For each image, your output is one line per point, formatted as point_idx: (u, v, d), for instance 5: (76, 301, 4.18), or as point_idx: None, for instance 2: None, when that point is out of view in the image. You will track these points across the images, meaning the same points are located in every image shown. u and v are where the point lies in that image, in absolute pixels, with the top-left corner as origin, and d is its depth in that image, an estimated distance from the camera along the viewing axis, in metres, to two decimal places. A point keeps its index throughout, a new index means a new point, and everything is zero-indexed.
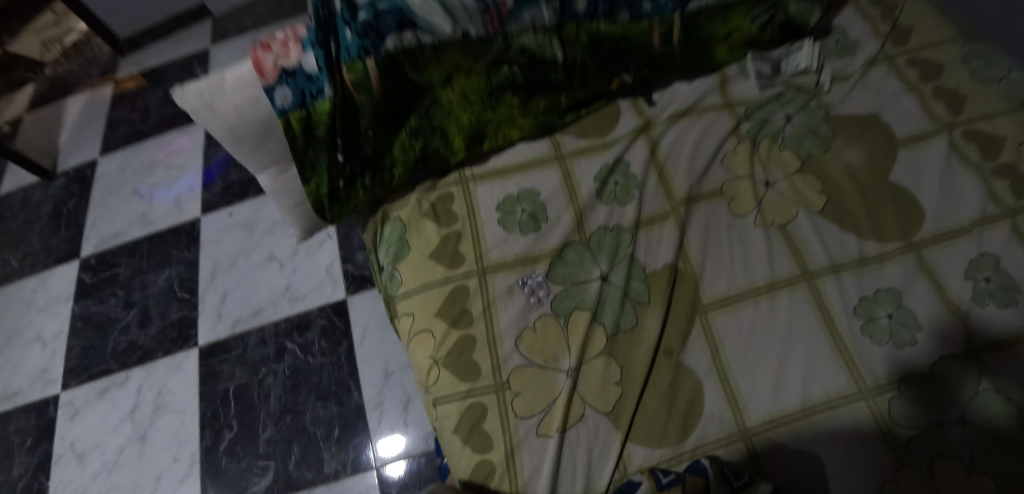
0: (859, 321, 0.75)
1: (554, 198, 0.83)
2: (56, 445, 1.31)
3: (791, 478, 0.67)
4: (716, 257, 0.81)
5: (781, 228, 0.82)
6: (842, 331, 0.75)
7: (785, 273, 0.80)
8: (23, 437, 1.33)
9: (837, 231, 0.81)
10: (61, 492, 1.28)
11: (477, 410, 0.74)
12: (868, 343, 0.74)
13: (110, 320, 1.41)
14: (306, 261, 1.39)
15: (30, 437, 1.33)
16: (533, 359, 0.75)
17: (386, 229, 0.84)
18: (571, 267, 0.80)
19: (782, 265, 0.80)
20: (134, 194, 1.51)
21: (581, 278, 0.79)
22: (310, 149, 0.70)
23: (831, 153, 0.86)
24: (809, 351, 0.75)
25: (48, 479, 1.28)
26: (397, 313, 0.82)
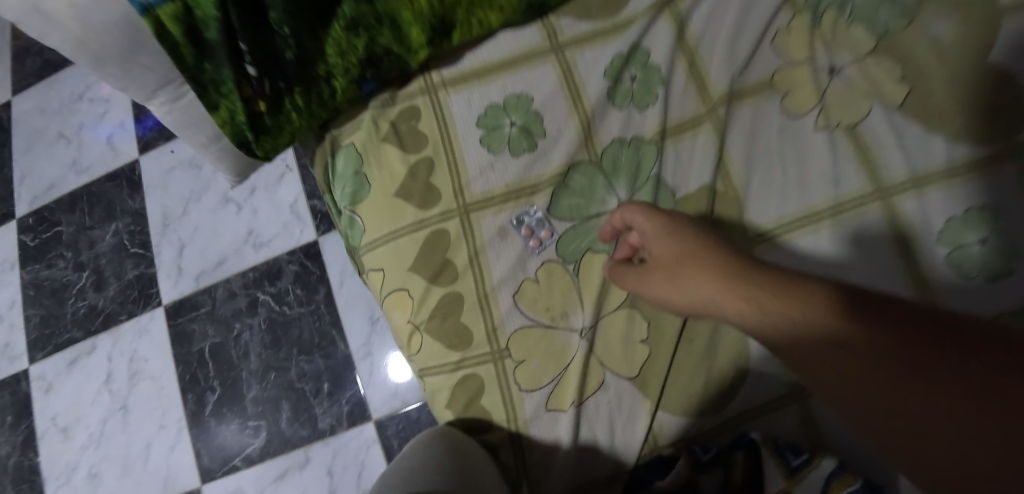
0: (943, 250, 0.59)
1: (552, 105, 0.63)
2: (39, 420, 1.22)
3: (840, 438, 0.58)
4: (765, 172, 0.63)
5: (848, 129, 0.63)
6: (920, 256, 0.59)
7: (853, 191, 0.62)
8: (3, 415, 1.23)
9: (921, 130, 0.62)
10: (53, 468, 1.21)
11: (472, 384, 0.60)
12: (952, 277, 0.58)
13: (63, 285, 1.25)
14: (266, 201, 1.20)
15: (10, 414, 1.23)
16: (539, 319, 0.60)
17: (339, 161, 0.65)
18: (579, 198, 0.62)
19: (851, 180, 0.62)
20: (61, 137, 1.29)
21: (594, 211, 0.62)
22: (206, 61, 0.51)
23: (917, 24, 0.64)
24: (865, 270, 0.60)
25: (38, 456, 1.21)
26: (364, 268, 0.65)
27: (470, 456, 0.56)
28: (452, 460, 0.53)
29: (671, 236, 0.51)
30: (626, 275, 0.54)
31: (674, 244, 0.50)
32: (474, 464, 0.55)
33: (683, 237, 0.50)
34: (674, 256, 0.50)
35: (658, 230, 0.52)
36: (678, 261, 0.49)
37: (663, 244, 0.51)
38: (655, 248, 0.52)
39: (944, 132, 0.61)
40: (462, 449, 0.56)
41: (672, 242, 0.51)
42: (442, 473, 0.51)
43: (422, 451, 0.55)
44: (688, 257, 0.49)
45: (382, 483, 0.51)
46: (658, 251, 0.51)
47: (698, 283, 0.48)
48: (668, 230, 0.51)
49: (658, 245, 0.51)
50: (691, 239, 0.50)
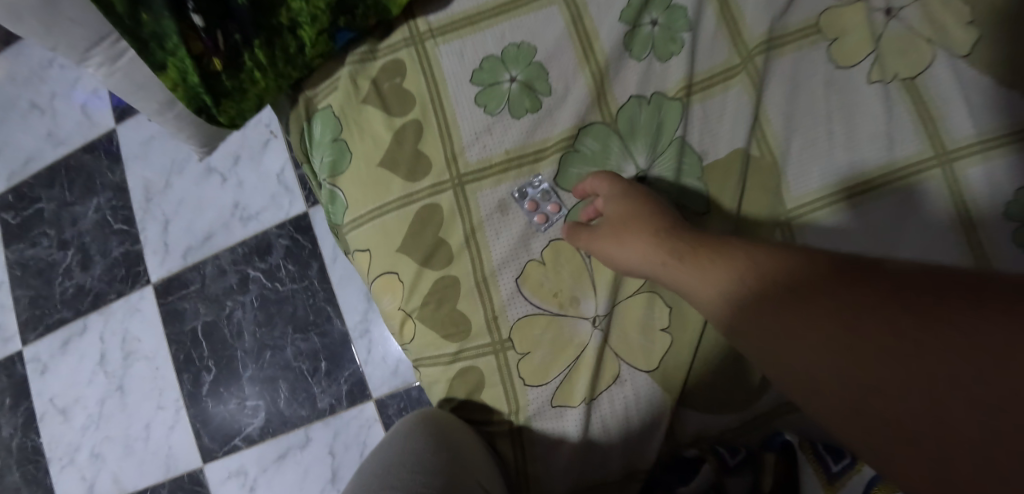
0: (1012, 225, 0.50)
1: (558, 56, 0.55)
2: (38, 402, 1.19)
3: None
4: (806, 132, 0.54)
5: (907, 82, 0.54)
6: (986, 232, 0.51)
7: (910, 154, 0.52)
8: (2, 397, 1.20)
9: (990, 82, 0.52)
10: (55, 450, 1.18)
11: (471, 377, 0.54)
12: (1017, 254, 0.50)
13: (49, 264, 1.20)
14: (252, 171, 1.12)
15: (8, 396, 1.20)
16: (547, 307, 0.53)
17: (315, 127, 0.57)
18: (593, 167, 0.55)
19: (909, 141, 0.53)
20: (33, 107, 1.21)
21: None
22: (142, 10, 0.43)
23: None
24: (916, 247, 0.51)
25: (40, 437, 1.18)
26: (349, 248, 0.58)
27: (461, 448, 0.50)
28: (441, 450, 0.48)
29: (628, 199, 0.50)
30: (587, 240, 0.51)
31: (630, 208, 0.49)
32: (463, 457, 0.49)
33: (639, 202, 0.49)
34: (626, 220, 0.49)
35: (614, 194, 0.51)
36: (628, 223, 0.48)
37: (620, 208, 0.50)
38: (612, 213, 0.50)
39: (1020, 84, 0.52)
40: (450, 438, 0.50)
41: (628, 207, 0.49)
42: (422, 463, 0.44)
43: (404, 439, 0.49)
44: (638, 221, 0.48)
45: (357, 477, 0.45)
46: (615, 216, 0.50)
47: (644, 246, 0.47)
48: (629, 196, 0.50)
49: (614, 211, 0.50)
50: (642, 204, 0.49)
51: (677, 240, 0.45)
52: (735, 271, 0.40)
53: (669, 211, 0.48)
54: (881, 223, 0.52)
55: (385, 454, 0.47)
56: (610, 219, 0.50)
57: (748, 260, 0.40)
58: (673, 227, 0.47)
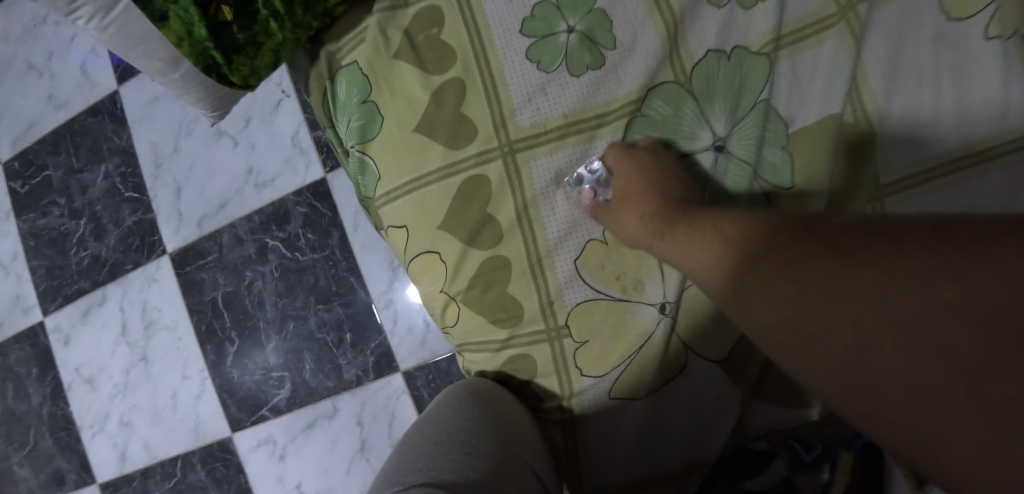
0: None
1: (623, 1, 0.47)
2: (63, 372, 1.18)
3: None
4: (906, 99, 0.46)
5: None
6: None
7: None
8: (27, 367, 1.19)
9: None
10: (84, 420, 1.18)
11: (522, 364, 0.49)
12: None
13: (62, 234, 1.16)
14: (264, 133, 1.05)
15: (34, 366, 1.19)
16: (609, 291, 0.48)
17: (340, 86, 0.50)
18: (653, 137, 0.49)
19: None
20: (30, 68, 1.13)
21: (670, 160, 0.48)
22: None
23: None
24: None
25: (70, 406, 1.18)
26: (382, 224, 0.52)
27: (512, 422, 0.45)
28: (488, 424, 0.43)
29: (631, 175, 0.46)
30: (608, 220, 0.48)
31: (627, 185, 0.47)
32: (514, 431, 0.44)
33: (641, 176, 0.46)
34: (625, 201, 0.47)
35: (620, 170, 0.47)
36: (621, 204, 0.47)
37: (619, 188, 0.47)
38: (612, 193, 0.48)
39: None
40: (498, 410, 0.46)
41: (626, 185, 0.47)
42: (472, 444, 0.40)
43: (449, 413, 0.44)
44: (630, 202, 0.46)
45: (399, 449, 0.42)
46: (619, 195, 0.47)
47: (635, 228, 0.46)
48: (637, 174, 0.46)
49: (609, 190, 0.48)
50: (632, 179, 0.46)
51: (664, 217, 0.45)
52: (713, 246, 0.41)
53: (667, 182, 0.46)
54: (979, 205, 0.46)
55: (428, 431, 0.42)
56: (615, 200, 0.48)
57: (726, 231, 0.41)
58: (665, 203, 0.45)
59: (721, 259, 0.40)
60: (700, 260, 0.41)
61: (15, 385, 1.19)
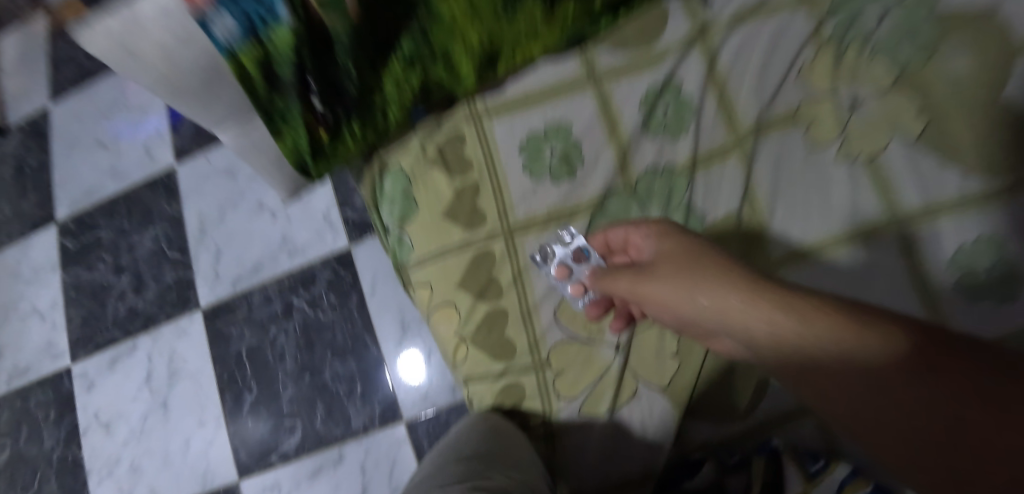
0: (953, 276, 0.63)
1: (591, 133, 0.68)
2: (81, 416, 1.28)
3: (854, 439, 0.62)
4: (787, 203, 0.67)
5: (869, 160, 0.67)
6: (935, 288, 0.63)
7: (870, 218, 0.65)
8: (46, 411, 1.29)
9: (935, 164, 0.65)
10: (96, 462, 1.27)
11: (514, 390, 0.65)
12: (959, 301, 0.62)
13: (104, 287, 1.30)
14: (299, 209, 1.24)
15: (53, 410, 1.29)
16: (577, 334, 0.65)
17: (386, 182, 0.69)
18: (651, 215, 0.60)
19: (869, 207, 0.65)
20: (98, 144, 1.33)
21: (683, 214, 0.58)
22: (275, 95, 0.54)
23: (933, 64, 0.67)
24: (884, 291, 0.63)
25: (82, 450, 1.27)
26: (409, 283, 0.69)
27: (512, 436, 0.60)
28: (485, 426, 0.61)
29: (672, 241, 0.54)
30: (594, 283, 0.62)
31: (671, 240, 0.54)
32: (512, 439, 0.59)
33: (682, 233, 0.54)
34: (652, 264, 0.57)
35: (663, 235, 0.55)
36: (665, 254, 0.53)
37: (664, 243, 0.54)
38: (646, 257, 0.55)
39: (961, 164, 0.64)
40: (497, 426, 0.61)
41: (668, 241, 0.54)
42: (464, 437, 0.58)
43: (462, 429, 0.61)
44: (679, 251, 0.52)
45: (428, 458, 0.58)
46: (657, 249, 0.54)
47: (678, 274, 0.51)
48: (673, 240, 0.54)
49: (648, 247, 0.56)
50: (676, 237, 0.54)
51: (712, 263, 0.50)
52: (756, 303, 0.46)
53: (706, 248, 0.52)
54: (846, 276, 0.64)
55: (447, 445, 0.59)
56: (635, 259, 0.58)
57: (773, 292, 0.46)
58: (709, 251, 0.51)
59: (763, 313, 0.46)
60: (745, 312, 0.47)
61: (32, 429, 1.29)
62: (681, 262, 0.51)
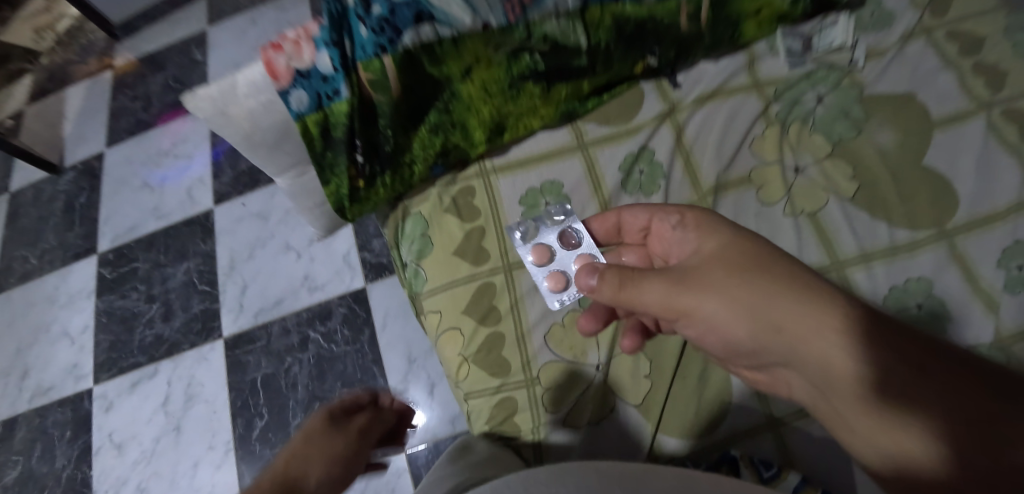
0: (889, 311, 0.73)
1: (578, 190, 0.82)
2: (95, 436, 1.32)
3: (810, 455, 0.68)
4: None
5: (811, 215, 0.80)
6: None
7: (815, 264, 0.77)
8: (62, 430, 1.33)
9: (867, 218, 0.78)
10: (103, 483, 1.29)
11: (508, 404, 0.75)
12: None
13: (133, 315, 1.40)
14: (322, 250, 1.37)
15: (68, 429, 1.33)
16: (562, 355, 0.76)
17: (407, 224, 0.83)
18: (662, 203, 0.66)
19: (812, 254, 0.78)
20: (145, 186, 1.49)
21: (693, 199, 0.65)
22: (328, 151, 0.70)
23: (863, 137, 0.83)
24: None
25: (91, 470, 1.30)
26: (422, 310, 0.80)
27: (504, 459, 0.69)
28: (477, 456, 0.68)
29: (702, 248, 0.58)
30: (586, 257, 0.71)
31: (718, 239, 0.57)
32: (505, 461, 0.68)
33: (721, 225, 0.58)
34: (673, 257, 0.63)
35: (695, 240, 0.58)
36: (707, 262, 0.56)
37: (710, 242, 0.57)
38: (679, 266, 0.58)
39: (888, 220, 0.78)
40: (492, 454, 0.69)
41: (717, 241, 0.57)
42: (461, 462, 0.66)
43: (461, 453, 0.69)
44: (735, 254, 0.55)
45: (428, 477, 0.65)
46: (702, 250, 0.58)
47: (727, 282, 0.54)
48: (702, 247, 0.58)
49: (679, 237, 0.61)
50: (709, 240, 0.58)
51: (769, 269, 0.54)
52: (801, 306, 0.52)
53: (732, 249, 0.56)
54: None
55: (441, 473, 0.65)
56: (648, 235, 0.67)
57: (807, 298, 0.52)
58: (760, 254, 0.55)
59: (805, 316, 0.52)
60: (792, 315, 0.52)
61: (46, 445, 1.32)
62: (725, 269, 0.55)
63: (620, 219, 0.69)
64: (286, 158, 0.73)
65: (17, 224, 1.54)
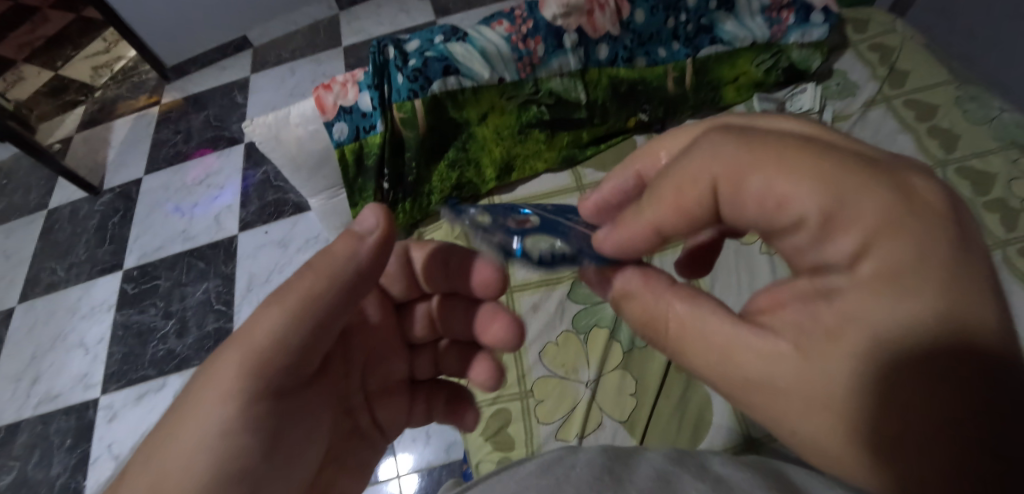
0: None
1: None
2: (94, 446, 1.30)
3: None
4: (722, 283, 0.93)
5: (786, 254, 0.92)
6: None
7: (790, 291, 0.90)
8: (63, 437, 1.32)
9: None
10: None
11: (503, 414, 0.82)
12: None
13: (149, 329, 1.45)
14: None
15: (69, 437, 1.32)
16: (555, 371, 0.84)
17: None
18: (853, 202, 0.35)
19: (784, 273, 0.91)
20: (177, 211, 1.61)
21: (915, 221, 0.35)
22: (359, 177, 0.84)
23: None
24: None
25: (86, 479, 1.27)
26: None
27: None
28: None
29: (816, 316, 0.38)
30: (620, 240, 0.45)
31: (866, 361, 0.35)
32: None
33: (894, 331, 0.34)
34: (791, 288, 0.40)
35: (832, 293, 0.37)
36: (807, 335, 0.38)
37: (858, 305, 0.36)
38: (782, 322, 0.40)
39: None
40: None
41: (859, 361, 0.35)
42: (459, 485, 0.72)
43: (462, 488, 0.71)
44: (872, 408, 0.35)
45: None
46: (828, 356, 0.37)
47: (808, 371, 0.37)
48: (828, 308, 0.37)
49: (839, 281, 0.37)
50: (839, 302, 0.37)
51: (891, 371, 0.34)
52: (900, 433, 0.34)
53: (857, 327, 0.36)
54: None
55: None
56: (768, 233, 0.40)
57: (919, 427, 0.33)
58: (909, 425, 0.33)
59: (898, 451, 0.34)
60: (884, 438, 0.34)
61: (45, 453, 1.31)
62: (821, 352, 0.37)
63: (716, 180, 0.39)
64: (323, 181, 0.85)
65: (52, 238, 1.64)
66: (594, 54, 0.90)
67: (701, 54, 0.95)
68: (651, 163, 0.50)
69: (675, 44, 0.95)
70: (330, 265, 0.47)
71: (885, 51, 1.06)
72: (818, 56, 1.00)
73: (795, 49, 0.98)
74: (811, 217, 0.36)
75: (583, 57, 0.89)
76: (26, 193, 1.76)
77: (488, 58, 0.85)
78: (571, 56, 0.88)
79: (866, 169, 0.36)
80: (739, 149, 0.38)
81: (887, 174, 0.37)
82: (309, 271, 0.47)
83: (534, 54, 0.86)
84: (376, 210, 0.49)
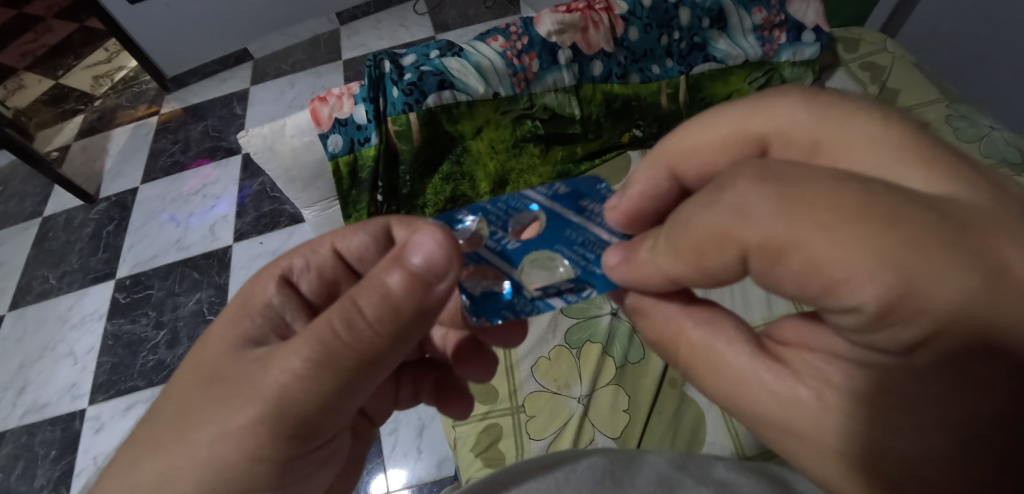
0: None
1: None
2: (79, 458, 1.28)
3: None
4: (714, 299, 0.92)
5: None
6: None
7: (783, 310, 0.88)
8: (48, 449, 1.30)
9: None
10: None
11: (494, 430, 0.81)
12: None
13: (139, 340, 1.43)
14: None
15: (54, 449, 1.30)
16: (547, 386, 0.83)
17: None
18: (923, 290, 0.32)
19: (780, 305, 0.89)
20: (172, 220, 1.61)
21: (992, 312, 0.31)
22: (353, 188, 0.84)
23: None
24: None
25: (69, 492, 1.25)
26: None
27: None
28: None
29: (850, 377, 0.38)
30: (630, 277, 0.43)
31: (881, 427, 0.36)
32: None
33: (926, 410, 0.35)
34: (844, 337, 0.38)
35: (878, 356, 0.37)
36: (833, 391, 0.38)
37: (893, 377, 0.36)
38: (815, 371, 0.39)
39: None
40: None
41: (879, 424, 0.37)
42: None
43: None
44: (870, 469, 0.37)
45: None
46: (846, 411, 0.38)
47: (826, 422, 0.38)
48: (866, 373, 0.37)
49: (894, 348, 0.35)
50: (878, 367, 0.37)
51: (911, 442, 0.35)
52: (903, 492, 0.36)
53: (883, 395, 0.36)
54: None
55: None
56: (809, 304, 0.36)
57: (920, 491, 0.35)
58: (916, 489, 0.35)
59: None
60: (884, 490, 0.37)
61: (28, 464, 1.29)
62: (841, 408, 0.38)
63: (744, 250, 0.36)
64: (316, 192, 0.87)
65: (46, 246, 1.63)
66: (588, 70, 0.91)
67: (695, 71, 0.97)
68: (689, 164, 0.46)
69: (669, 62, 0.96)
70: (372, 308, 0.41)
71: (876, 71, 1.08)
72: (810, 74, 1.00)
73: (787, 67, 0.99)
74: (868, 307, 0.33)
75: (577, 73, 0.90)
76: (21, 200, 1.76)
77: (483, 73, 0.85)
78: (566, 72, 0.89)
79: (953, 245, 0.32)
80: (784, 216, 0.33)
81: (973, 248, 0.32)
82: (356, 311, 0.41)
83: (529, 69, 0.87)
84: (442, 245, 0.42)
